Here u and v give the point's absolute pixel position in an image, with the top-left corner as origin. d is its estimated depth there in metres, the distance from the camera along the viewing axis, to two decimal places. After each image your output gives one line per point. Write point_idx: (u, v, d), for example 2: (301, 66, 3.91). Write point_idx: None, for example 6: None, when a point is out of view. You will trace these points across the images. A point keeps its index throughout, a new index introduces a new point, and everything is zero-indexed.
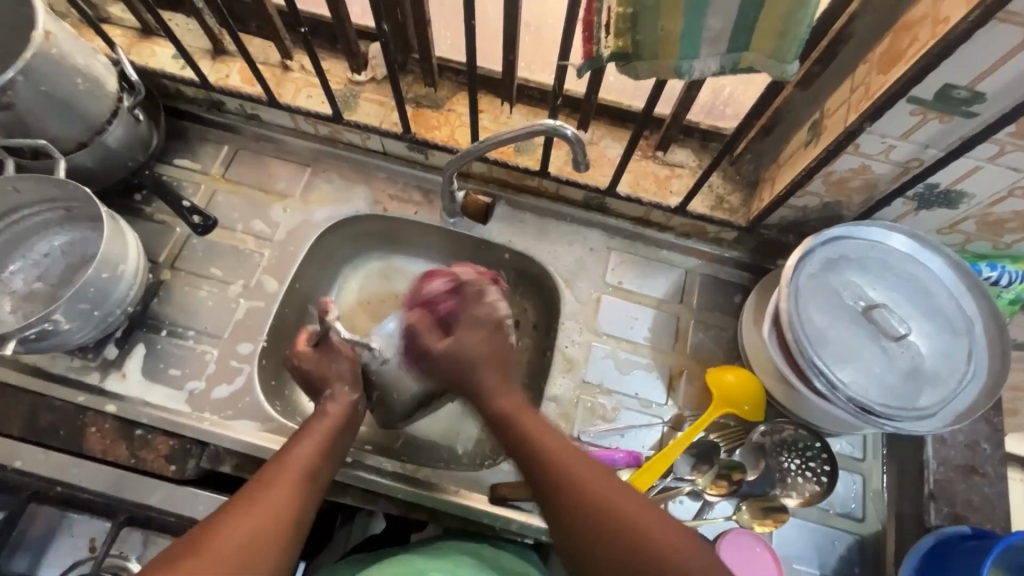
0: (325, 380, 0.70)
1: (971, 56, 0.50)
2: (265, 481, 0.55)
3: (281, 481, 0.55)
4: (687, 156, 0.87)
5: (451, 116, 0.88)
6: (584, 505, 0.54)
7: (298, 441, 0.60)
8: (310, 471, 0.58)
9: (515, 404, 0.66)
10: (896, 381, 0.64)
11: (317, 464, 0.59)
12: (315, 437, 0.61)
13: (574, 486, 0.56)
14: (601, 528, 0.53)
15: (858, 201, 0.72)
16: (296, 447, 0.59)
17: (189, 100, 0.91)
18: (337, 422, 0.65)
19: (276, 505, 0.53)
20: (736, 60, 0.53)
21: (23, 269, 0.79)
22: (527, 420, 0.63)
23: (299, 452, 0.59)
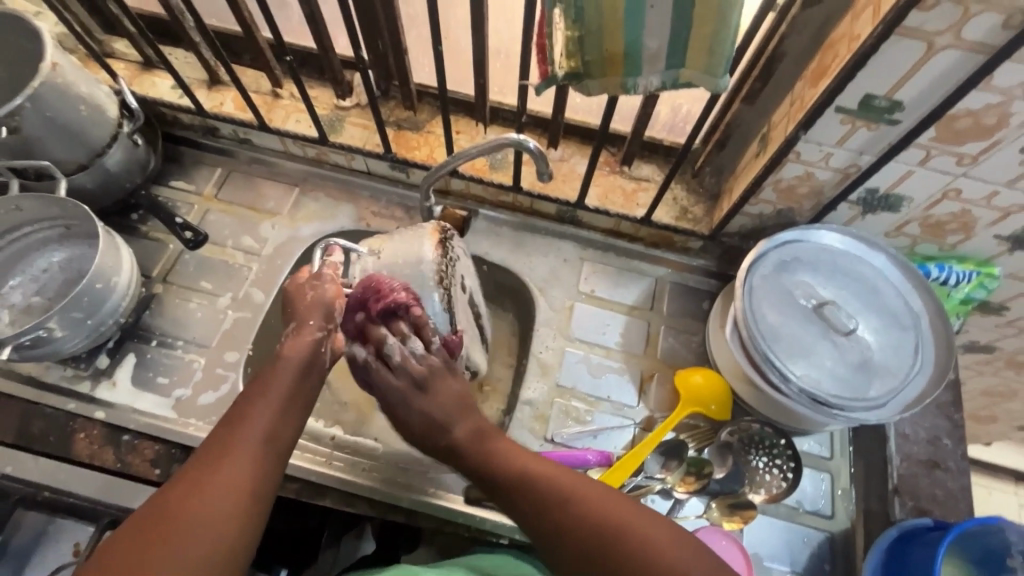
0: (308, 312, 0.65)
1: (884, 69, 0.56)
2: (223, 449, 0.52)
3: (236, 454, 0.52)
4: (652, 170, 0.92)
5: (430, 137, 0.93)
6: (540, 501, 0.57)
7: (259, 400, 0.56)
8: (271, 434, 0.55)
9: (476, 425, 0.63)
10: (847, 373, 0.68)
11: (279, 425, 0.56)
12: (273, 398, 0.57)
13: (532, 481, 0.58)
14: (559, 520, 0.55)
15: (808, 207, 0.77)
16: (256, 408, 0.56)
17: (186, 126, 0.98)
18: (298, 367, 0.60)
19: (232, 477, 0.51)
20: (675, 76, 0.59)
21: (22, 284, 0.84)
22: (494, 438, 0.63)
23: (255, 415, 0.55)
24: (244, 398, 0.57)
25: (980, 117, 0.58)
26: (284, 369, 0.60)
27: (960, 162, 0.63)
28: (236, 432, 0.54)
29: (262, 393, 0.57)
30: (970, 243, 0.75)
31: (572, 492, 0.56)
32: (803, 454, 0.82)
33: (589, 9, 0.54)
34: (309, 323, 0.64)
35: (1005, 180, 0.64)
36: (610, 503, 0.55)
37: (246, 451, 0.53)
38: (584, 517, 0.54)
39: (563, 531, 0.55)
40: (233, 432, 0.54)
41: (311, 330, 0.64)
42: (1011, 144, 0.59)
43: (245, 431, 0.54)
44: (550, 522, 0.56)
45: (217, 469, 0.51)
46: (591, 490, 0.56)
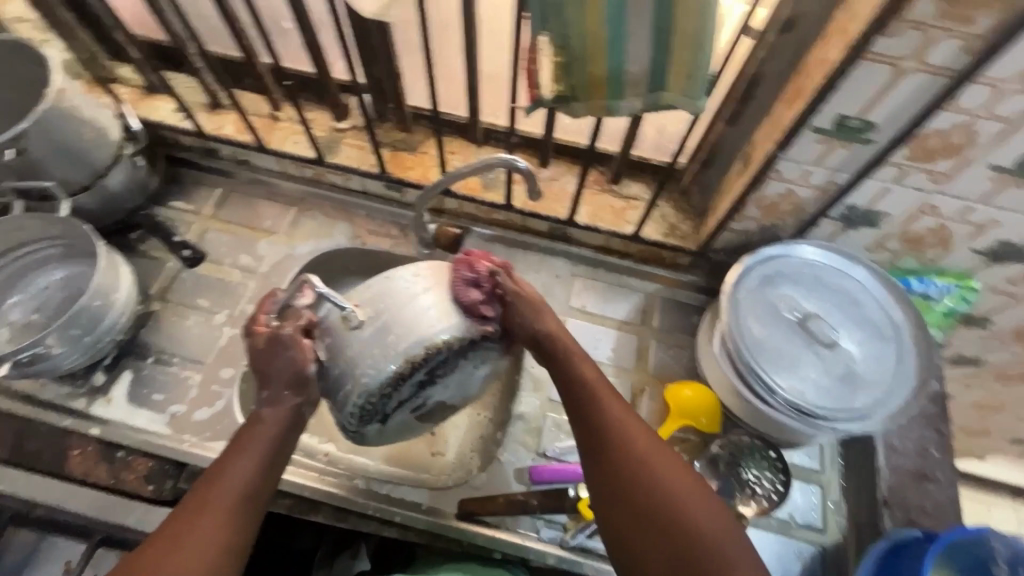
0: (279, 379, 0.60)
1: (854, 92, 0.59)
2: (195, 510, 0.54)
3: (207, 517, 0.53)
4: (641, 189, 0.94)
5: (424, 157, 0.96)
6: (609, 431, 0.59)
7: (233, 458, 0.57)
8: (246, 494, 0.56)
9: (558, 326, 0.64)
10: (832, 384, 0.69)
11: (252, 486, 0.56)
12: (249, 459, 0.57)
13: (618, 432, 0.59)
14: (617, 452, 0.58)
15: (791, 223, 0.79)
16: (231, 466, 0.57)
17: (186, 148, 1.00)
18: (275, 432, 0.59)
19: (203, 539, 0.52)
20: (657, 99, 0.61)
21: (22, 302, 0.85)
22: (580, 360, 0.64)
23: (232, 479, 0.56)
24: (222, 456, 0.58)
25: (948, 136, 0.61)
26: (261, 429, 0.59)
27: (933, 179, 0.66)
28: (210, 493, 0.54)
29: (239, 453, 0.57)
30: (949, 256, 0.77)
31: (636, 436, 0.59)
32: (794, 467, 0.82)
33: (573, 36, 0.57)
34: (283, 392, 0.60)
35: (977, 195, 0.66)
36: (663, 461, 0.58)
37: (219, 515, 0.54)
38: (647, 465, 0.57)
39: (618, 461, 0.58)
40: (208, 496, 0.54)
41: (289, 398, 0.60)
42: (979, 161, 0.62)
43: (222, 492, 0.55)
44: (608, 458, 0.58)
45: (190, 531, 0.52)
46: (656, 449, 0.58)
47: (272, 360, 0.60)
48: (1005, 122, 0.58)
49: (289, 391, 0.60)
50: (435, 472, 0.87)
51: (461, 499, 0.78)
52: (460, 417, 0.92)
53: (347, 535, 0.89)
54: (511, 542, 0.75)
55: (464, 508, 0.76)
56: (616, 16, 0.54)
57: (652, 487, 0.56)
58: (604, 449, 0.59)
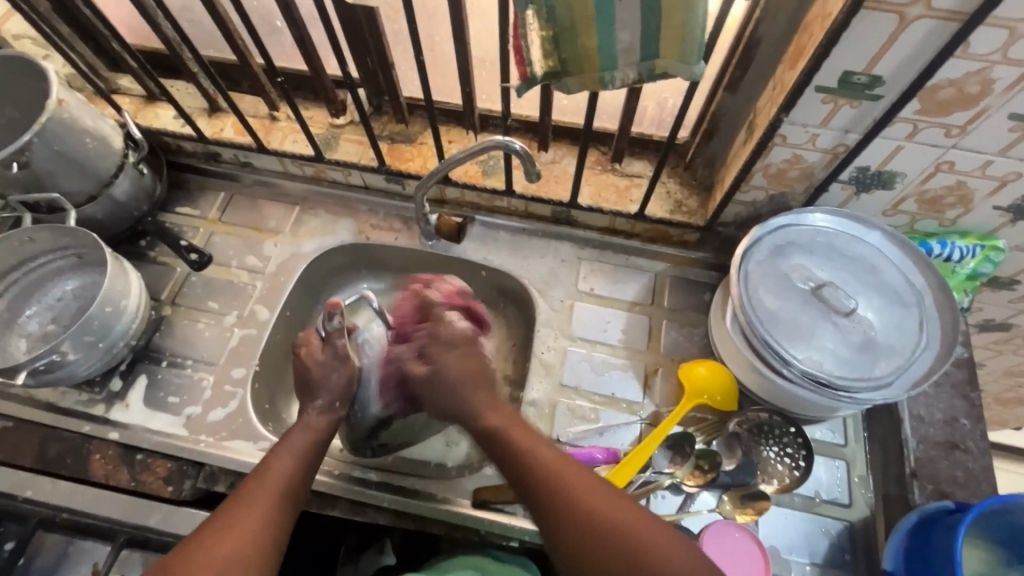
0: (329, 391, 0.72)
1: (858, 46, 0.56)
2: (251, 485, 0.60)
3: (260, 504, 0.58)
4: (644, 166, 0.92)
5: (423, 148, 0.95)
6: (540, 472, 0.58)
7: (279, 452, 0.64)
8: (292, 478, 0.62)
9: (505, 414, 0.66)
10: (850, 354, 0.67)
11: (297, 470, 0.63)
12: (293, 451, 0.65)
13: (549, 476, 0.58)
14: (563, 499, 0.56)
15: (801, 190, 0.76)
16: (277, 458, 0.63)
17: (189, 154, 1.01)
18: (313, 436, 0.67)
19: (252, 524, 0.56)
20: (651, 67, 0.59)
21: (38, 313, 0.86)
22: (516, 427, 0.64)
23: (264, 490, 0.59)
24: (270, 451, 0.65)
25: (962, 86, 0.58)
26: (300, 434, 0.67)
27: (949, 134, 0.63)
28: (266, 476, 0.61)
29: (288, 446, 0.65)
30: (970, 216, 0.74)
31: (566, 469, 0.58)
32: (817, 442, 0.80)
33: (560, 8, 0.55)
34: (331, 402, 0.71)
35: (997, 148, 0.63)
36: (597, 488, 0.57)
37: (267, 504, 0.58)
38: (582, 503, 0.55)
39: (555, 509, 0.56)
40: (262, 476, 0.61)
41: (335, 410, 0.71)
42: (997, 112, 0.59)
43: (273, 475, 0.61)
44: (549, 508, 0.56)
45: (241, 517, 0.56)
46: (591, 480, 0.57)
47: (329, 373, 0.73)
48: (1022, 67, 0.55)
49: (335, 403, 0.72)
50: (451, 463, 0.86)
51: (477, 487, 0.78)
52: None
53: (370, 535, 0.91)
54: (530, 528, 0.74)
55: (480, 497, 0.76)
56: None
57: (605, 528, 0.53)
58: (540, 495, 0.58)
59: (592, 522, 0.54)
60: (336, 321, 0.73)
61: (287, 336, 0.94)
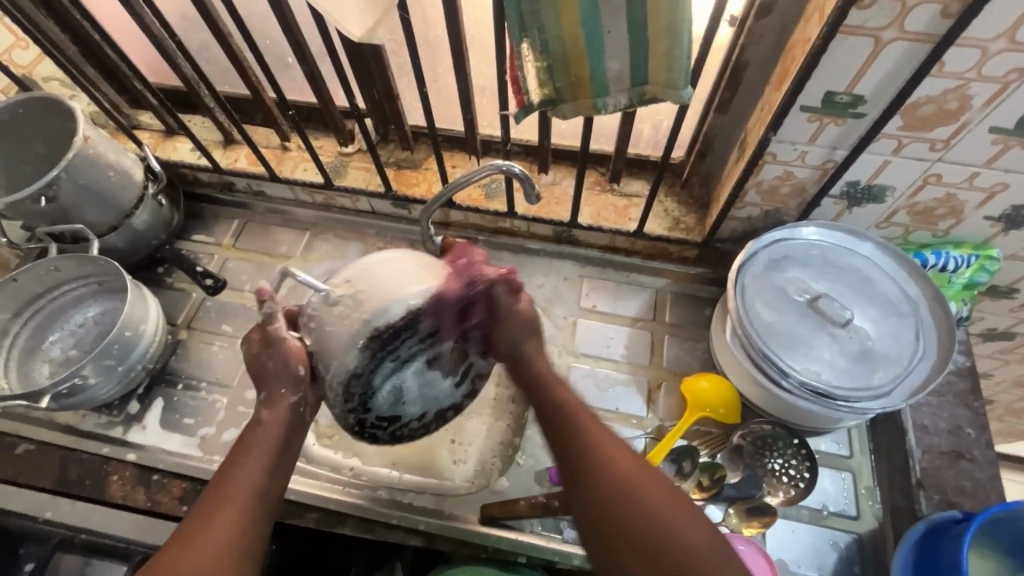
0: (276, 381, 0.63)
1: (839, 67, 0.59)
2: (211, 503, 0.56)
3: (224, 516, 0.55)
4: (641, 186, 0.95)
5: (428, 173, 0.99)
6: (595, 463, 0.56)
7: (240, 461, 0.59)
8: (257, 492, 0.58)
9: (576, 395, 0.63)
10: (848, 364, 0.67)
11: (262, 482, 0.59)
12: (256, 461, 0.60)
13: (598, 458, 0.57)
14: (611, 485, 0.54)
15: (794, 205, 0.78)
16: (239, 469, 0.59)
17: (205, 184, 1.06)
18: (277, 432, 0.62)
19: (214, 548, 0.53)
20: (641, 93, 0.63)
21: (61, 339, 0.90)
22: (563, 391, 0.63)
23: (226, 512, 0.56)
24: (231, 459, 0.60)
25: (942, 102, 0.60)
26: (262, 429, 0.62)
27: (933, 148, 0.65)
28: (225, 493, 0.57)
29: (252, 449, 0.61)
30: (962, 227, 0.75)
31: (618, 464, 0.56)
32: (821, 454, 0.80)
33: (553, 41, 0.59)
34: (280, 390, 0.63)
35: (982, 160, 0.65)
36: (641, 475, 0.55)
37: (232, 519, 0.55)
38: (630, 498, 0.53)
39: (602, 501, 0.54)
40: (223, 493, 0.57)
41: (286, 398, 0.63)
42: (978, 126, 0.61)
43: (234, 492, 0.57)
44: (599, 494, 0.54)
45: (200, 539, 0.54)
46: (642, 471, 0.55)
47: (268, 363, 0.64)
48: (997, 82, 0.57)
49: (286, 391, 0.63)
50: None
51: (484, 504, 0.79)
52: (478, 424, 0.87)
53: (386, 548, 0.87)
54: (535, 545, 0.75)
55: (487, 513, 0.77)
56: (591, 20, 0.57)
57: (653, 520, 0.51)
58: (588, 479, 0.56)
59: (631, 512, 0.52)
60: (269, 306, 0.63)
61: None
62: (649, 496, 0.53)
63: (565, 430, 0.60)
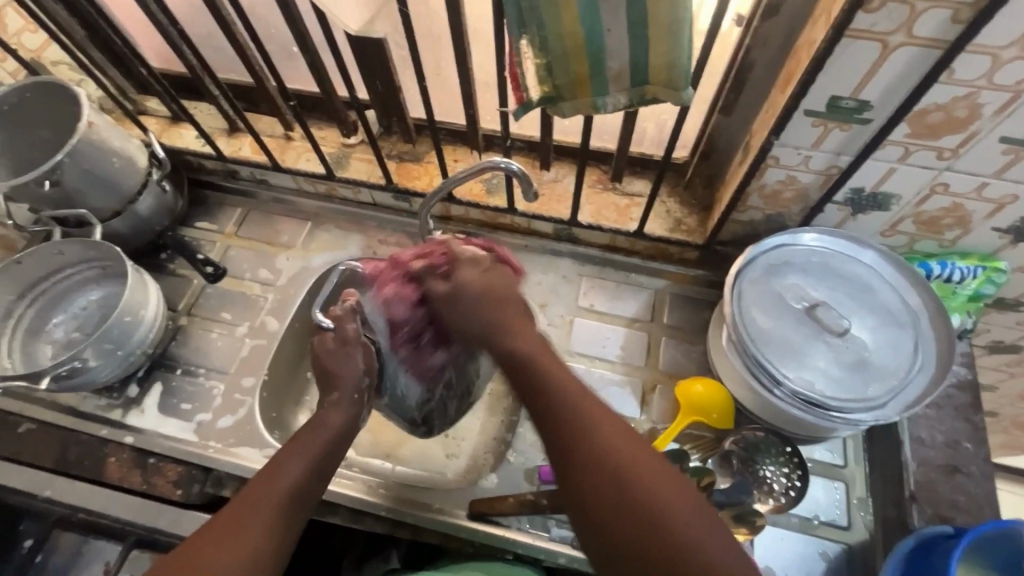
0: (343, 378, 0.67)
1: (845, 72, 0.58)
2: (252, 494, 0.56)
3: (265, 509, 0.55)
4: (644, 185, 0.94)
5: (430, 166, 0.99)
6: (575, 423, 0.53)
7: (289, 457, 0.60)
8: (298, 491, 0.59)
9: (536, 345, 0.60)
10: (842, 374, 0.66)
11: (306, 482, 0.60)
12: (304, 459, 0.61)
13: (577, 416, 0.54)
14: (589, 444, 0.52)
15: (797, 210, 0.77)
16: (286, 464, 0.60)
17: (210, 171, 1.07)
18: (331, 437, 0.64)
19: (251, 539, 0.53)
20: (641, 92, 0.62)
21: (64, 321, 0.91)
22: (545, 351, 0.60)
23: (265, 505, 0.56)
24: (282, 453, 0.61)
25: (951, 110, 0.58)
26: (319, 432, 0.63)
27: (941, 156, 0.63)
28: (271, 485, 0.57)
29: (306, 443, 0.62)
30: (969, 237, 0.73)
31: (603, 425, 0.53)
32: (815, 463, 0.80)
33: (552, 36, 0.58)
34: (347, 394, 0.67)
35: (991, 170, 0.63)
36: (626, 438, 0.52)
37: (275, 510, 0.56)
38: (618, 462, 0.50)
39: (577, 465, 0.52)
40: (266, 484, 0.57)
41: (353, 402, 0.67)
42: (988, 135, 0.59)
43: (279, 487, 0.57)
44: (579, 455, 0.52)
45: (245, 521, 0.54)
46: (627, 436, 0.52)
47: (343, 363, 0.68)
48: (1010, 91, 0.55)
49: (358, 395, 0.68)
50: (451, 473, 0.87)
51: (473, 499, 0.79)
52: (473, 420, 0.91)
53: (377, 542, 0.88)
54: (523, 542, 0.75)
55: (474, 509, 0.77)
56: (590, 17, 0.55)
57: (634, 483, 0.49)
58: (569, 440, 0.53)
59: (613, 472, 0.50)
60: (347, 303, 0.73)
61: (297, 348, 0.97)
62: (634, 458, 0.51)
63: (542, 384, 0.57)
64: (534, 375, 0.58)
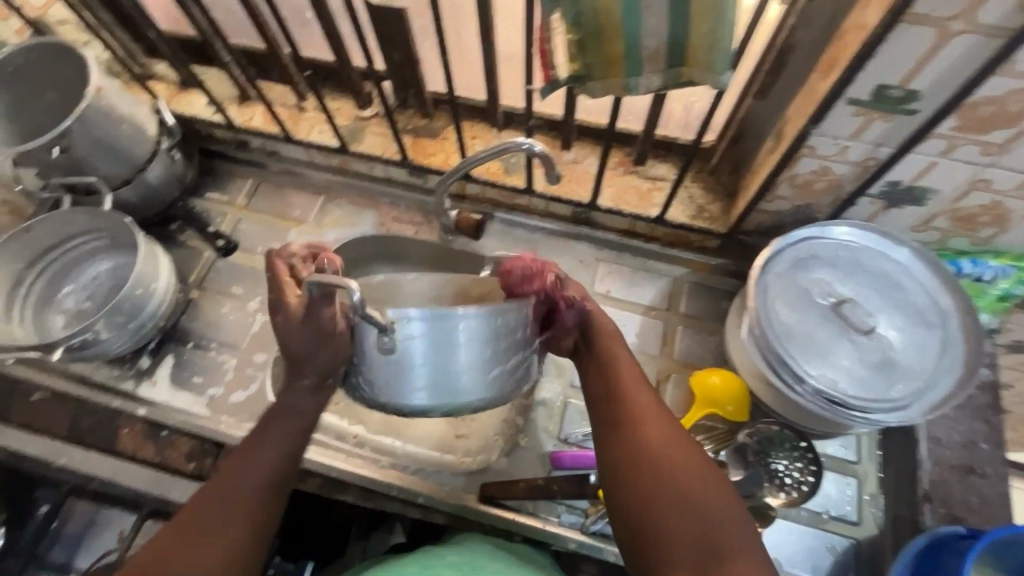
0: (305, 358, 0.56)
1: (896, 59, 0.55)
2: (215, 497, 0.52)
3: (230, 513, 0.52)
4: (667, 169, 0.91)
5: (446, 143, 0.96)
6: (638, 428, 0.55)
7: (251, 452, 0.55)
8: (265, 487, 0.54)
9: (618, 348, 0.62)
10: (867, 373, 0.65)
11: (273, 477, 0.55)
12: (268, 452, 0.56)
13: (640, 422, 0.56)
14: (649, 452, 0.54)
15: (827, 201, 0.75)
16: (248, 459, 0.55)
17: (220, 141, 1.04)
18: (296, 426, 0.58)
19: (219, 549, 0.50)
20: (677, 75, 0.59)
21: (74, 291, 0.91)
22: (620, 354, 0.62)
23: (230, 510, 0.52)
24: (244, 444, 0.56)
25: (1004, 103, 0.55)
26: (282, 423, 0.57)
27: (987, 152, 0.61)
28: (233, 486, 0.53)
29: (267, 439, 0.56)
30: (1005, 236, 0.71)
31: (662, 435, 0.55)
32: (828, 458, 0.79)
33: (586, 12, 0.55)
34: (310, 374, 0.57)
35: None
36: (685, 453, 0.54)
37: (241, 512, 0.52)
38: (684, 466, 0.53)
39: (635, 470, 0.53)
40: (227, 486, 0.53)
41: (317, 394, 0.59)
42: None
43: (244, 488, 0.53)
44: (638, 458, 0.54)
45: (209, 530, 0.51)
46: (685, 449, 0.54)
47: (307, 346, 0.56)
48: None
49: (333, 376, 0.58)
50: (460, 454, 0.86)
51: (484, 482, 0.79)
52: None
53: (380, 515, 0.90)
54: (532, 526, 0.76)
55: (485, 492, 0.77)
56: None
57: (688, 495, 0.51)
58: (629, 442, 0.55)
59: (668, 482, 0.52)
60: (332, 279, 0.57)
61: None
62: (689, 470, 0.52)
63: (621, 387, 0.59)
64: (603, 378, 0.60)
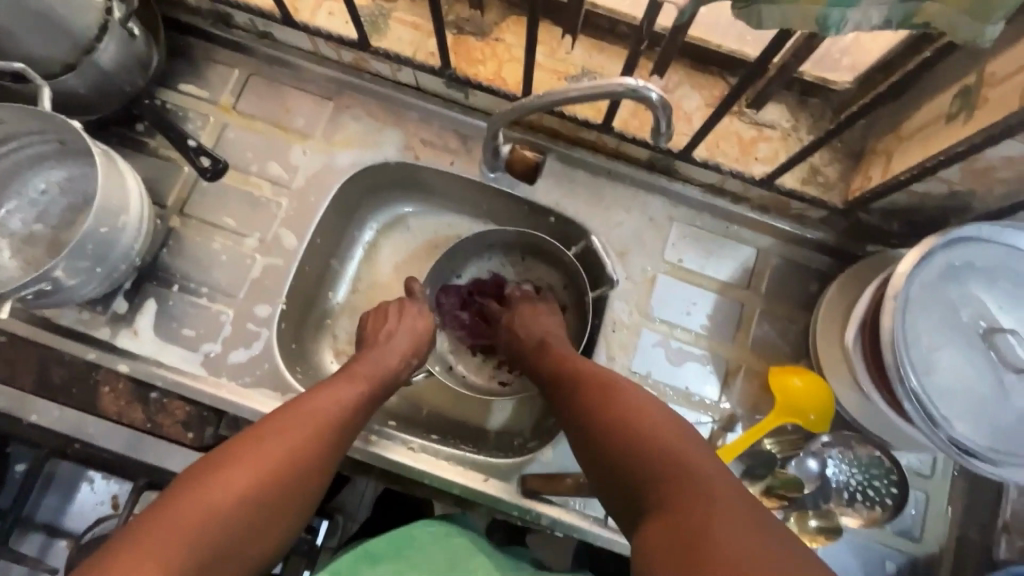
0: (402, 327, 0.72)
1: None
2: (294, 412, 0.57)
3: (302, 428, 0.56)
4: (780, 114, 0.73)
5: (498, 47, 0.74)
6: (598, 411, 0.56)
7: (336, 384, 0.62)
8: (341, 420, 0.59)
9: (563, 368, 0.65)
10: (1009, 422, 0.55)
11: (350, 415, 0.60)
12: (351, 392, 0.62)
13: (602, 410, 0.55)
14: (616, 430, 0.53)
15: (999, 193, 0.58)
16: (334, 389, 0.61)
17: (193, 11, 0.78)
18: (370, 378, 0.65)
19: (280, 455, 0.53)
20: (912, 12, 0.39)
21: (20, 209, 0.72)
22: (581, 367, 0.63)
23: (299, 426, 0.56)
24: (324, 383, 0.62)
25: None
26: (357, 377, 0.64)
27: None
28: (312, 409, 0.58)
29: (354, 378, 0.63)
30: None
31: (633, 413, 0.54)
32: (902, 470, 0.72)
33: None
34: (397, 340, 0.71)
35: None
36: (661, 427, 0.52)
37: (311, 430, 0.56)
38: (657, 468, 0.48)
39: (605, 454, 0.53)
40: (313, 409, 0.58)
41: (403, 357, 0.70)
42: None
43: (322, 410, 0.58)
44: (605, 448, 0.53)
45: (277, 435, 0.54)
46: (659, 421, 0.52)
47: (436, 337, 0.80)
48: None
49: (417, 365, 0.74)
50: (491, 430, 0.80)
51: (524, 474, 0.70)
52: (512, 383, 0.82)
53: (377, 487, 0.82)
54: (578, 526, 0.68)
55: (527, 486, 0.69)
56: None
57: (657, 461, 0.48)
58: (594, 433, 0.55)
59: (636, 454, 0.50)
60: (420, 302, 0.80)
61: (318, 267, 0.81)
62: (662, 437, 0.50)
63: (586, 402, 0.57)
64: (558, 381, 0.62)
